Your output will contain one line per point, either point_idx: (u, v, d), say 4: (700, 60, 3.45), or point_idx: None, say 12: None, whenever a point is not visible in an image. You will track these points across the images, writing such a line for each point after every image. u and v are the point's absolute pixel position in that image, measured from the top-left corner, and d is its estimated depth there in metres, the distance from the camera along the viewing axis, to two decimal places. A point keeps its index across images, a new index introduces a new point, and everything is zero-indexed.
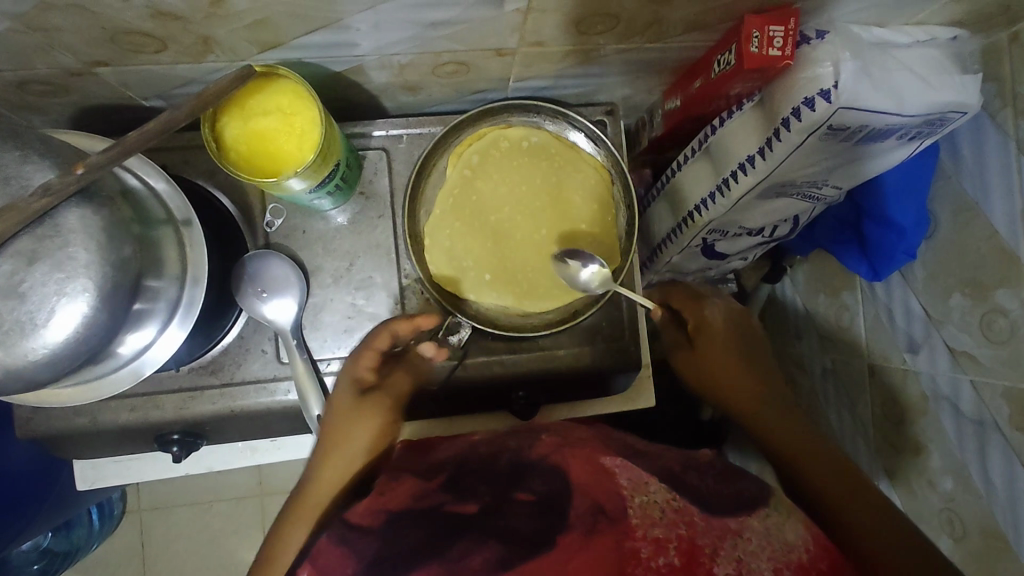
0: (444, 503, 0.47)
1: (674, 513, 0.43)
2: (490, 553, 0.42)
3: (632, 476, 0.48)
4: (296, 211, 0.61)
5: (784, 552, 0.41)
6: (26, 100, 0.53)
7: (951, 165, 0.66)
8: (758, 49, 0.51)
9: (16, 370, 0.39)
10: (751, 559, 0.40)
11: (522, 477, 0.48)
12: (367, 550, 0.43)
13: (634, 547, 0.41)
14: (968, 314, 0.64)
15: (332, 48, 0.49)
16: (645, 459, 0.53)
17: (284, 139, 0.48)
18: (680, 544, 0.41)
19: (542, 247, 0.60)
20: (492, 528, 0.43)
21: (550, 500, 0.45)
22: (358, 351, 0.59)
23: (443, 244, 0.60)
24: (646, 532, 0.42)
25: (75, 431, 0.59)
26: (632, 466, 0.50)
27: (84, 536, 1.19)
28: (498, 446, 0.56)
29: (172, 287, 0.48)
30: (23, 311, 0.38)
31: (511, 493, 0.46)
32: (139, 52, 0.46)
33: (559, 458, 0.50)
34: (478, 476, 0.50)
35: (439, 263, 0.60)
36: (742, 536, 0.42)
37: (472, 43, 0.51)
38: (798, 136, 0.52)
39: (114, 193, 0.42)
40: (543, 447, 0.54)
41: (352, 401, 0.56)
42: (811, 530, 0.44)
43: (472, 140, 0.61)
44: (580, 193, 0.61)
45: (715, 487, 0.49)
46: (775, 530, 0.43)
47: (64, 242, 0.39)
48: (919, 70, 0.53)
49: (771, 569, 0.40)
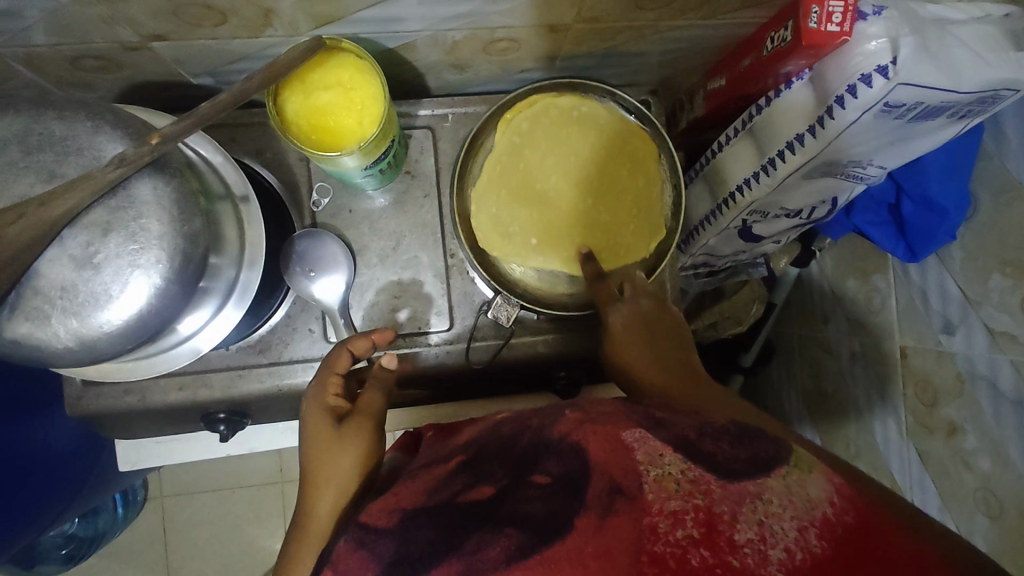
0: (458, 493, 0.42)
1: (690, 482, 0.38)
2: (508, 541, 0.37)
3: (645, 449, 0.40)
4: (342, 190, 0.62)
5: (807, 509, 0.37)
6: (77, 76, 0.53)
7: (994, 146, 0.66)
8: (816, 25, 0.50)
9: (89, 342, 0.39)
10: (772, 522, 0.36)
11: (539, 458, 0.43)
12: (386, 551, 0.40)
13: (651, 523, 0.36)
14: (1008, 294, 0.64)
15: (389, 23, 0.49)
16: (664, 426, 0.43)
17: (344, 114, 0.48)
18: (698, 515, 0.36)
19: (585, 215, 0.60)
20: (506, 512, 0.39)
21: (571, 481, 0.40)
22: (319, 378, 0.55)
23: (490, 212, 0.60)
24: (662, 506, 0.37)
25: (123, 410, 0.59)
26: (649, 438, 0.41)
27: (109, 521, 1.19)
28: (520, 426, 0.49)
29: (230, 266, 0.48)
30: (98, 283, 0.38)
31: (525, 476, 0.42)
32: (199, 25, 0.46)
33: (578, 435, 0.43)
34: (496, 461, 0.45)
35: (485, 228, 0.59)
36: (763, 499, 0.37)
37: (528, 19, 0.51)
38: (852, 114, 0.52)
39: (182, 165, 0.42)
40: (564, 425, 0.46)
41: (323, 427, 0.52)
42: (830, 482, 0.40)
43: (522, 107, 0.61)
44: (627, 165, 0.61)
45: (732, 451, 0.41)
46: (796, 488, 0.38)
47: (137, 213, 0.39)
48: (975, 47, 0.52)
49: (796, 530, 0.36)
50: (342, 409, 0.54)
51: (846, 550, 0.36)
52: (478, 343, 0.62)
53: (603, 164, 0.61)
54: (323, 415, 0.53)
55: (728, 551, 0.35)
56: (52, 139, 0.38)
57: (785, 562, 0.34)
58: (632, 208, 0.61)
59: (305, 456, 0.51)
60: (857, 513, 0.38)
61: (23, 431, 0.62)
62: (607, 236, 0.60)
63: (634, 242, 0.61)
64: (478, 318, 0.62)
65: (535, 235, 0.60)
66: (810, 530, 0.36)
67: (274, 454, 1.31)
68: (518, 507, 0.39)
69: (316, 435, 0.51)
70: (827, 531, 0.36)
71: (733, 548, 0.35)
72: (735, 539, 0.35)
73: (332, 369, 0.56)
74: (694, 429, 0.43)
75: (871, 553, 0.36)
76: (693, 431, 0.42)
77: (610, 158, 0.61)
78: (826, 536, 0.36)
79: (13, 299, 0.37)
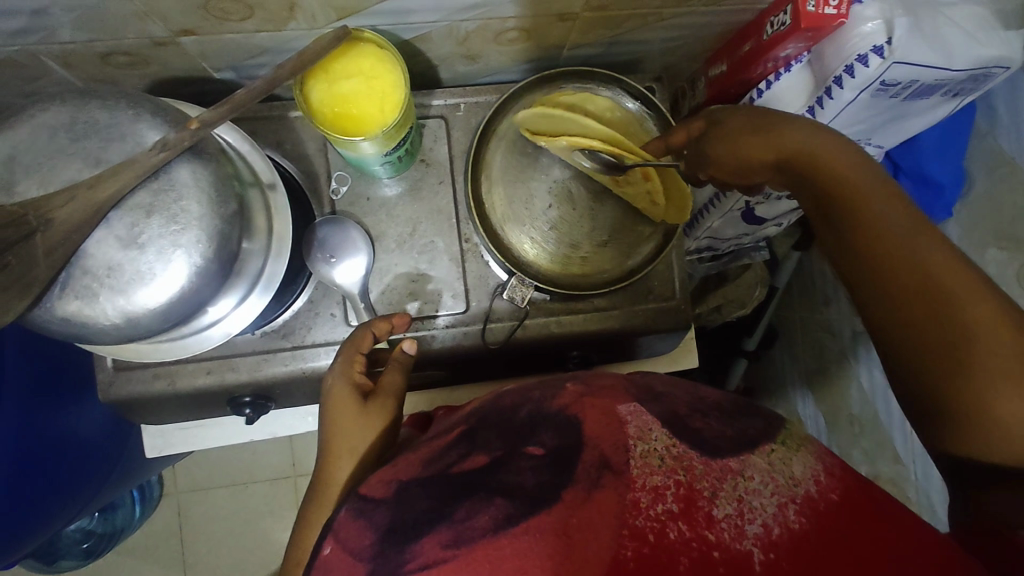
0: (453, 463, 0.45)
1: (673, 459, 0.43)
2: (497, 510, 0.41)
3: (637, 422, 0.45)
4: (360, 178, 0.64)
5: (789, 487, 0.42)
6: (105, 72, 0.55)
7: (986, 124, 0.69)
8: (814, 9, 0.53)
9: (135, 319, 0.41)
10: (751, 498, 0.41)
11: (533, 429, 0.46)
12: (382, 519, 0.43)
13: (635, 497, 0.41)
14: (1004, 267, 0.66)
15: (405, 14, 0.51)
16: (659, 399, 0.48)
17: (365, 103, 0.50)
18: (679, 491, 0.42)
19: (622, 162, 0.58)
20: (496, 483, 0.43)
21: (562, 452, 0.44)
22: (343, 357, 0.56)
23: (503, 189, 0.63)
24: (645, 482, 0.42)
25: (153, 394, 0.61)
26: (643, 410, 0.46)
27: (126, 517, 1.23)
28: (522, 395, 0.51)
29: (258, 255, 0.51)
30: (143, 263, 0.40)
31: (520, 447, 0.45)
32: (226, 20, 0.48)
33: (575, 408, 0.46)
34: (495, 429, 0.48)
35: (497, 203, 0.62)
36: (744, 476, 0.42)
37: (538, 8, 0.53)
38: (850, 92, 0.55)
39: (217, 152, 0.45)
40: (565, 396, 0.48)
41: (347, 405, 0.53)
42: (820, 461, 0.44)
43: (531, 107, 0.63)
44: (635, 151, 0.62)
45: (719, 426, 0.46)
46: (780, 465, 0.43)
47: (177, 196, 0.41)
48: (967, 26, 0.54)
49: (774, 506, 0.41)
50: (366, 387, 0.56)
51: (822, 523, 0.40)
52: (494, 325, 0.64)
53: None
54: (347, 389, 0.54)
55: (706, 526, 0.40)
56: (97, 126, 0.40)
57: (760, 536, 0.40)
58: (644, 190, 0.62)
59: (325, 423, 0.54)
60: (843, 491, 0.42)
61: (58, 418, 0.64)
62: None
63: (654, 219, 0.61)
64: (494, 300, 0.64)
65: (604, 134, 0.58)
66: (789, 506, 0.41)
67: (286, 449, 1.33)
68: (507, 479, 0.43)
69: (336, 406, 0.54)
70: (807, 507, 0.41)
71: (711, 523, 0.40)
72: (713, 514, 0.41)
73: (356, 349, 0.57)
74: (685, 405, 0.48)
75: (860, 529, 0.40)
76: (684, 406, 0.47)
77: None
78: (805, 511, 0.41)
79: (65, 278, 0.39)
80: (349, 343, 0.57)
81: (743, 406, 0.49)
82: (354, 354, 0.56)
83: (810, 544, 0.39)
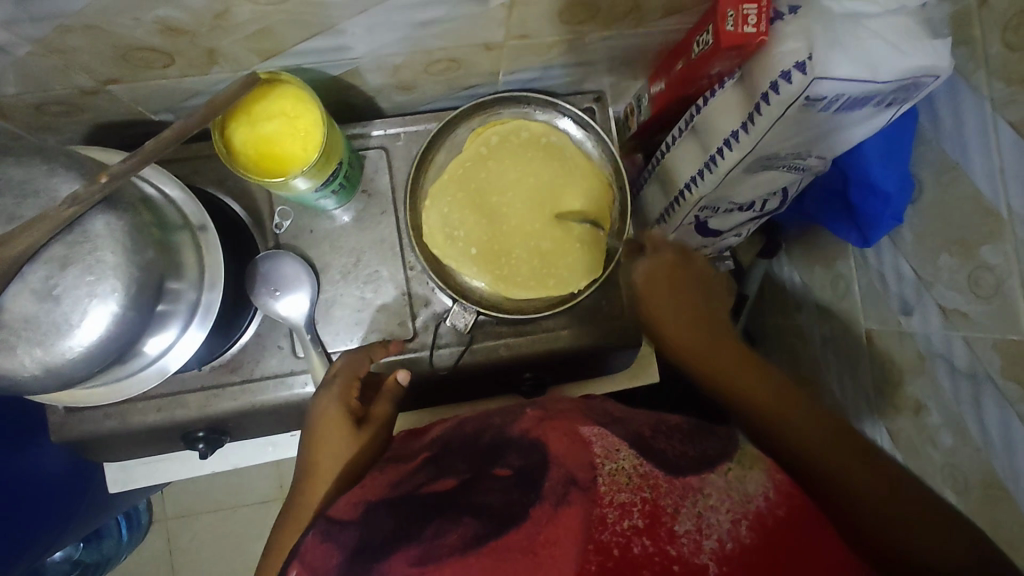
0: (421, 485, 0.45)
1: (640, 477, 0.42)
2: (466, 530, 0.40)
3: (602, 443, 0.45)
4: (303, 212, 0.64)
5: (742, 503, 0.41)
6: (43, 121, 0.56)
7: (930, 129, 0.68)
8: (734, 28, 0.54)
9: (55, 369, 0.42)
10: (710, 514, 0.40)
11: (500, 453, 0.46)
12: (348, 539, 0.42)
13: (601, 513, 0.40)
14: (955, 273, 0.65)
15: (328, 53, 0.52)
16: (620, 424, 0.49)
17: (288, 141, 0.51)
18: (644, 507, 0.41)
19: (536, 214, 0.62)
20: (464, 501, 0.42)
21: (529, 472, 0.43)
22: (340, 383, 0.56)
23: (441, 212, 0.63)
24: (612, 498, 0.41)
25: (106, 433, 0.62)
26: (608, 434, 0.47)
27: (113, 546, 1.23)
28: (483, 422, 0.53)
29: (191, 290, 0.51)
30: (59, 313, 0.41)
31: (489, 468, 0.45)
32: (149, 67, 0.49)
33: (538, 432, 0.47)
34: (461, 455, 0.48)
35: (433, 223, 0.62)
36: (703, 493, 0.41)
37: (461, 40, 0.54)
38: (777, 108, 0.55)
39: (134, 200, 0.45)
40: (525, 422, 0.50)
41: (337, 425, 0.53)
42: (770, 478, 0.44)
43: (472, 139, 0.64)
44: (568, 184, 0.63)
45: (680, 448, 0.46)
46: (736, 483, 0.42)
47: (92, 247, 0.42)
48: (890, 39, 0.54)
49: (729, 522, 0.40)
50: (357, 411, 0.55)
51: (773, 539, 0.40)
52: (442, 350, 0.64)
53: (545, 188, 0.63)
54: (339, 409, 0.54)
55: (667, 540, 0.39)
56: (11, 183, 0.41)
57: (717, 551, 0.39)
58: (573, 231, 0.62)
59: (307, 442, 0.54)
60: (792, 507, 0.42)
61: (11, 464, 0.64)
62: (552, 267, 0.62)
63: (583, 258, 0.62)
64: (439, 326, 0.64)
65: (502, 252, 0.62)
66: (742, 522, 0.40)
67: (273, 472, 1.33)
68: (478, 499, 0.42)
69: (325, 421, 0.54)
70: (758, 522, 0.40)
71: (672, 538, 0.39)
72: (675, 529, 0.40)
73: (353, 375, 0.58)
74: (648, 428, 0.49)
75: (802, 535, 0.40)
76: (647, 429, 0.48)
77: (551, 181, 0.63)
78: (757, 526, 0.40)
79: None
80: (341, 367, 0.58)
81: (702, 427, 0.49)
82: (350, 380, 0.57)
83: (760, 559, 0.38)
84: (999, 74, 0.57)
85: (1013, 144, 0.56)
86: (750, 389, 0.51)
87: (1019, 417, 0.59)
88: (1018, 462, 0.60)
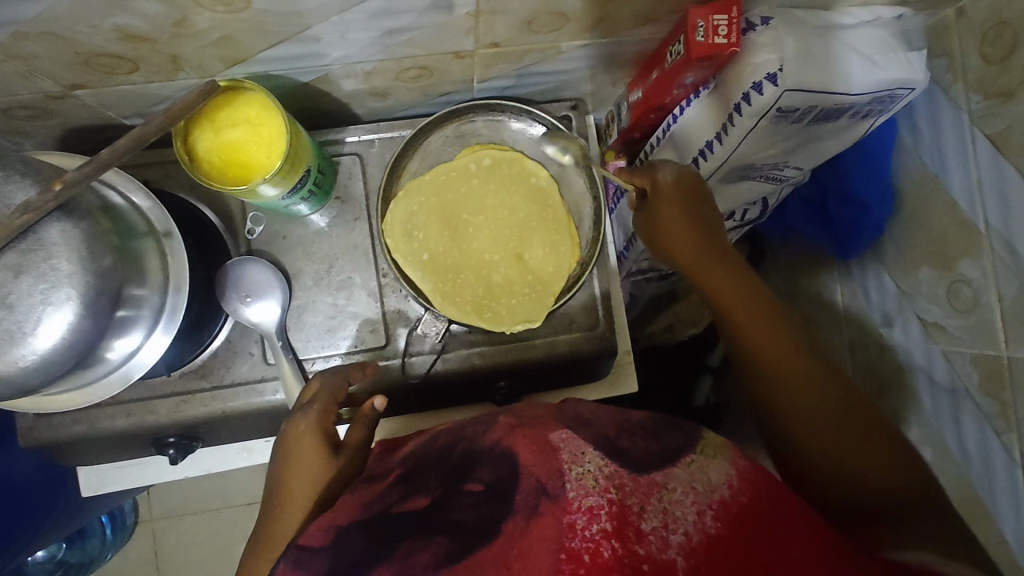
0: (393, 504, 0.42)
1: (605, 479, 0.38)
2: (438, 548, 0.37)
3: (569, 448, 0.40)
4: (276, 218, 0.64)
5: (706, 494, 0.39)
6: (13, 125, 0.56)
7: (910, 141, 0.67)
8: (704, 39, 0.52)
9: (9, 377, 0.42)
10: (675, 509, 0.37)
11: (469, 468, 0.43)
12: (321, 567, 0.38)
13: (569, 520, 0.36)
14: (935, 285, 0.65)
15: (296, 61, 0.52)
16: (588, 425, 0.45)
17: (254, 149, 0.51)
18: (611, 509, 0.36)
19: (500, 244, 0.62)
20: (438, 520, 0.39)
21: (501, 485, 0.40)
22: (320, 407, 0.53)
23: (410, 206, 0.62)
24: (580, 503, 0.36)
25: (75, 437, 0.62)
26: (576, 437, 0.42)
27: (98, 545, 1.24)
28: (455, 435, 0.49)
29: (154, 296, 0.51)
30: (13, 321, 0.41)
31: (460, 484, 0.41)
32: (113, 73, 0.49)
33: (508, 440, 0.43)
34: (433, 471, 0.45)
35: (397, 218, 0.61)
36: (668, 488, 0.38)
37: (431, 48, 0.54)
38: (749, 119, 0.55)
39: (92, 208, 0.45)
40: (497, 432, 0.46)
41: (314, 452, 0.50)
42: (733, 465, 0.42)
43: (437, 170, 0.62)
44: (534, 206, 0.62)
45: (645, 445, 0.43)
46: (698, 475, 0.40)
47: (47, 255, 0.41)
48: (864, 50, 0.54)
49: (695, 514, 0.37)
50: (329, 432, 0.52)
51: (737, 524, 0.38)
52: (414, 358, 0.64)
53: (511, 212, 0.62)
54: (313, 426, 0.52)
55: (636, 540, 0.35)
56: None
57: (684, 545, 0.36)
58: (544, 247, 0.62)
59: (279, 461, 0.51)
60: (754, 494, 0.40)
61: None
62: (526, 285, 0.61)
63: (551, 272, 0.61)
64: (412, 335, 0.64)
65: (471, 269, 0.61)
66: (707, 513, 0.38)
67: (260, 474, 1.33)
68: (451, 517, 0.39)
69: (298, 439, 0.51)
70: (723, 512, 0.38)
71: (639, 538, 0.35)
72: (642, 528, 0.36)
73: (331, 399, 0.55)
74: (613, 427, 0.45)
75: (768, 523, 0.39)
76: (613, 429, 0.44)
77: (518, 204, 0.62)
78: (722, 516, 0.38)
79: None
80: (319, 391, 0.55)
81: (666, 422, 0.46)
82: (330, 403, 0.54)
83: (726, 548, 0.37)
84: (977, 86, 0.56)
85: (989, 157, 0.56)
86: (774, 362, 0.51)
87: (997, 434, 0.58)
88: (996, 480, 0.59)
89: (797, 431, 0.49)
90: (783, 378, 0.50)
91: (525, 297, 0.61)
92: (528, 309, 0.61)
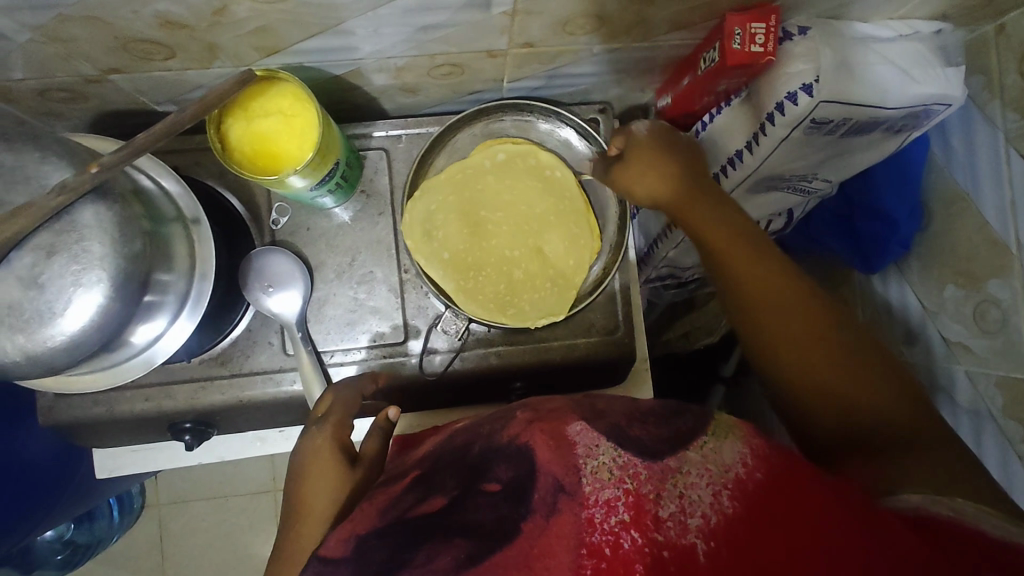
0: (410, 506, 0.41)
1: (621, 468, 0.37)
2: (457, 551, 0.36)
3: (584, 440, 0.40)
4: (301, 209, 0.64)
5: (720, 474, 0.38)
6: (48, 106, 0.57)
7: (942, 158, 0.66)
8: (740, 46, 0.51)
9: (37, 356, 0.42)
10: (692, 493, 0.36)
11: (487, 465, 0.41)
12: None
13: (588, 515, 0.36)
14: (960, 304, 0.63)
15: (330, 53, 0.52)
16: (604, 416, 0.44)
17: (284, 140, 0.51)
18: (627, 499, 0.36)
19: (518, 241, 0.62)
20: (455, 522, 0.38)
21: (518, 484, 0.38)
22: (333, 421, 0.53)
23: (428, 205, 0.61)
24: (598, 497, 0.36)
25: (94, 419, 0.62)
26: (590, 429, 0.41)
27: (106, 528, 1.24)
28: (473, 433, 0.47)
29: (180, 282, 0.51)
30: (43, 301, 0.41)
31: (478, 483, 0.40)
32: (150, 59, 0.49)
33: (525, 436, 0.41)
34: (449, 470, 0.44)
35: (416, 217, 0.61)
36: (682, 472, 0.37)
37: (464, 46, 0.54)
38: (782, 129, 0.54)
39: (125, 193, 0.45)
40: (514, 426, 0.44)
41: (331, 469, 0.49)
42: (747, 444, 0.40)
43: (456, 169, 0.62)
44: (552, 204, 0.62)
45: (655, 431, 0.41)
46: (712, 455, 0.39)
47: (79, 237, 0.41)
48: (900, 64, 0.54)
49: (711, 495, 0.36)
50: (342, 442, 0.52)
51: (756, 504, 0.36)
52: (431, 356, 0.64)
53: (532, 209, 0.62)
54: (328, 441, 0.51)
55: (653, 527, 0.35)
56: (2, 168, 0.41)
57: (704, 528, 0.35)
58: (563, 245, 0.62)
59: (296, 468, 0.51)
60: (773, 471, 0.38)
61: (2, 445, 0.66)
62: (546, 284, 0.61)
63: (570, 272, 0.61)
64: (431, 333, 0.64)
65: (490, 266, 0.61)
66: (724, 493, 0.37)
67: (267, 463, 1.33)
68: (467, 517, 0.38)
69: (316, 452, 0.51)
70: (740, 491, 0.37)
71: (656, 525, 0.35)
72: (659, 515, 0.35)
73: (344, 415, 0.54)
74: (626, 416, 0.44)
75: (796, 504, 0.36)
76: (624, 419, 0.43)
77: (538, 201, 0.62)
78: (739, 495, 0.37)
79: None
80: (333, 406, 0.55)
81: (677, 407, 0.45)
82: (343, 417, 0.54)
83: (747, 527, 0.35)
84: (1014, 104, 0.55)
85: None
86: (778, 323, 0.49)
87: (1020, 458, 0.57)
88: None
89: (808, 387, 0.48)
90: (784, 339, 0.48)
91: (542, 297, 0.61)
92: (546, 309, 0.61)
